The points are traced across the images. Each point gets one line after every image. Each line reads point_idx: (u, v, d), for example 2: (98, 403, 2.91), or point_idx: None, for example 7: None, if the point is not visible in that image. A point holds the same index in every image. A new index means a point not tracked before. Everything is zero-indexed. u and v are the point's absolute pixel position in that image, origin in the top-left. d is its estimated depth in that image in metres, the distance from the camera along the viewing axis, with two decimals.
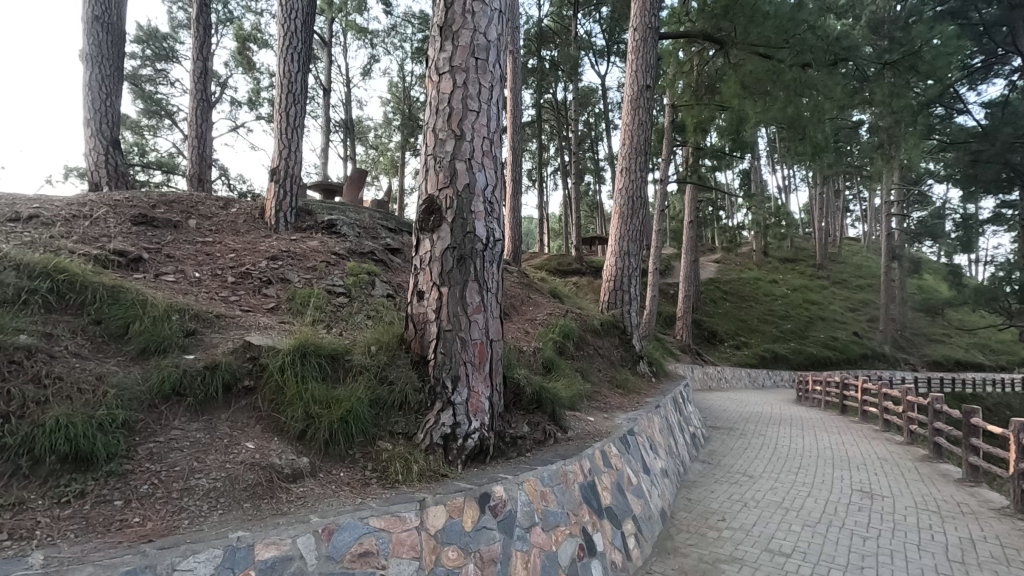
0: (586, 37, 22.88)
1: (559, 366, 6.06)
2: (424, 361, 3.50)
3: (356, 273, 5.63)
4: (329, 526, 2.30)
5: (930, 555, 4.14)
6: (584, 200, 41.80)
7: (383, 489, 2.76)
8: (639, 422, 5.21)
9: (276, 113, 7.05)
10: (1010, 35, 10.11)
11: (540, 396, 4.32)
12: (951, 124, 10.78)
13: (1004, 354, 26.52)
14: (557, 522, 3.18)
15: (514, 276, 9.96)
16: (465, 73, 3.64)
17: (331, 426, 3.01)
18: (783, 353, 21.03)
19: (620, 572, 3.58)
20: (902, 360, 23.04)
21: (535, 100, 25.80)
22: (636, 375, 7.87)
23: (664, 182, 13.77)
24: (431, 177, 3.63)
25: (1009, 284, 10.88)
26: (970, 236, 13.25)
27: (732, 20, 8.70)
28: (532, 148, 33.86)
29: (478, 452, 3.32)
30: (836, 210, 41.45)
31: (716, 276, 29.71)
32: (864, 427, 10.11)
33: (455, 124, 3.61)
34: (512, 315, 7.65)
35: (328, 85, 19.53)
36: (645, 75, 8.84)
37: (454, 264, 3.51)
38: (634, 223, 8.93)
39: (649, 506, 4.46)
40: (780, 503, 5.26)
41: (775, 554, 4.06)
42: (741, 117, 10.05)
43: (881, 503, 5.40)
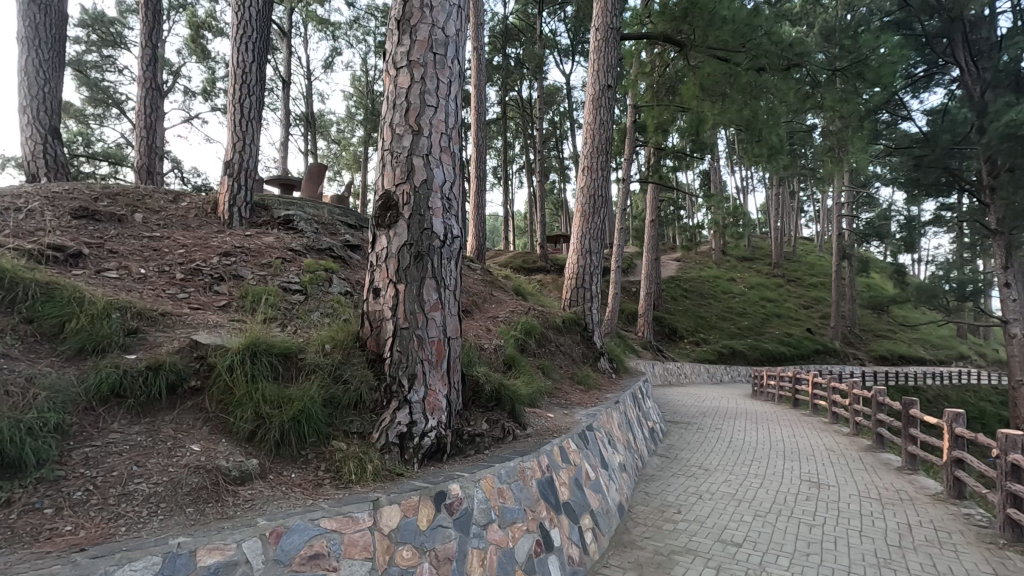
0: (551, 36, 23.05)
1: (520, 363, 6.08)
2: (380, 360, 3.46)
3: (313, 270, 5.51)
4: (277, 529, 2.24)
5: (871, 540, 4.35)
6: (549, 199, 42.07)
7: (337, 490, 2.71)
8: (599, 418, 5.27)
9: (229, 105, 6.82)
10: (949, 47, 10.54)
11: (499, 394, 4.33)
12: (896, 130, 11.40)
13: (943, 348, 28.06)
14: (513, 519, 3.19)
15: (477, 273, 9.93)
16: (423, 68, 3.60)
17: (282, 426, 2.94)
18: (740, 349, 21.69)
19: (577, 566, 3.62)
20: (851, 355, 24.09)
21: (500, 97, 25.88)
22: (597, 372, 7.94)
23: (626, 181, 13.94)
24: (388, 173, 3.59)
25: (947, 282, 11.46)
26: (913, 236, 13.92)
27: (690, 24, 8.88)
28: (497, 146, 33.90)
29: (435, 451, 3.30)
30: (791, 210, 42.91)
31: (677, 274, 30.46)
32: (814, 419, 10.52)
33: (412, 120, 3.57)
34: (474, 312, 7.63)
35: (287, 76, 19.03)
36: (606, 75, 8.93)
37: (411, 261, 3.47)
38: (595, 221, 9.01)
39: (607, 500, 4.53)
40: (733, 495, 5.42)
41: (727, 544, 4.19)
42: (700, 118, 10.24)
43: (827, 492, 5.64)
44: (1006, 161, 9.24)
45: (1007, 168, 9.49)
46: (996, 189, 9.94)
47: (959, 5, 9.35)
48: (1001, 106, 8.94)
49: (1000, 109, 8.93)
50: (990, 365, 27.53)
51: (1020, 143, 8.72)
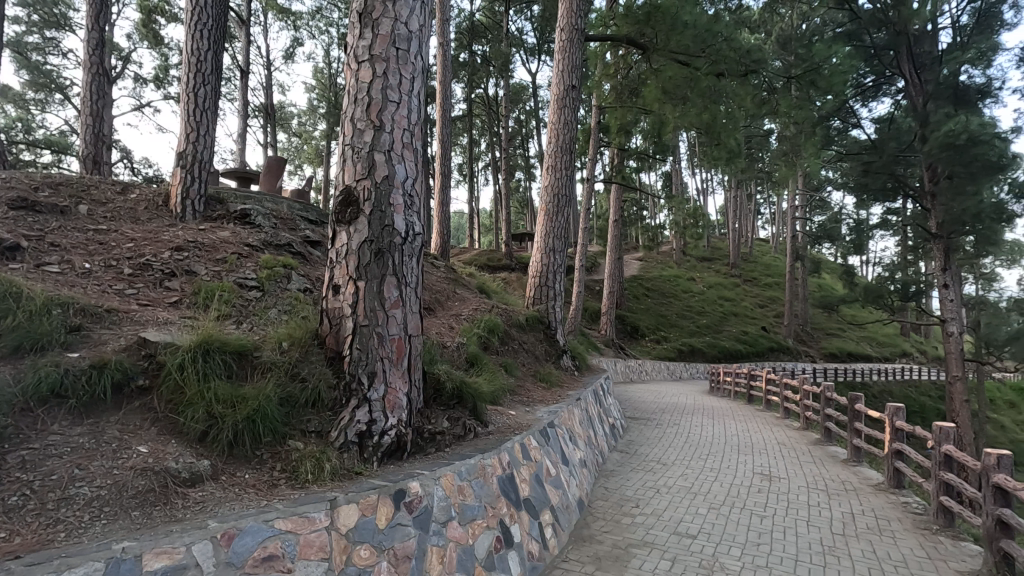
0: (518, 34, 23.11)
1: (483, 360, 6.08)
2: (339, 358, 3.41)
3: (271, 266, 5.36)
4: (229, 531, 2.18)
5: (817, 530, 4.55)
6: (515, 197, 42.16)
7: (292, 490, 2.66)
8: (560, 415, 5.33)
9: (183, 94, 6.57)
10: (896, 59, 10.99)
11: (460, 392, 4.33)
12: (847, 137, 11.76)
13: (887, 346, 29.50)
14: (473, 516, 3.20)
15: (440, 271, 9.88)
16: (384, 62, 3.55)
17: (236, 426, 2.87)
18: (699, 346, 22.27)
19: (537, 561, 3.67)
20: (803, 352, 25.07)
21: (466, 94, 25.77)
22: (560, 370, 8.02)
23: (591, 181, 14.08)
24: (348, 168, 3.53)
25: (892, 282, 12.03)
26: (861, 239, 14.58)
27: (653, 28, 9.03)
28: (463, 143, 33.79)
29: (395, 449, 3.27)
30: (749, 212, 44.21)
31: (639, 273, 31.03)
32: (766, 414, 10.91)
33: (374, 115, 3.53)
34: (436, 310, 7.57)
35: (246, 66, 18.44)
36: (571, 75, 9.01)
37: (372, 258, 3.44)
38: (559, 221, 9.05)
39: (567, 495, 4.59)
40: (690, 488, 5.58)
41: (682, 536, 4.31)
42: (662, 121, 10.44)
43: (778, 484, 5.86)
44: (945, 169, 9.76)
45: (946, 176, 10.03)
46: (937, 195, 10.49)
47: (905, 18, 9.78)
48: (941, 117, 9.46)
49: (941, 119, 9.45)
50: (929, 362, 29.10)
51: (958, 153, 9.24)
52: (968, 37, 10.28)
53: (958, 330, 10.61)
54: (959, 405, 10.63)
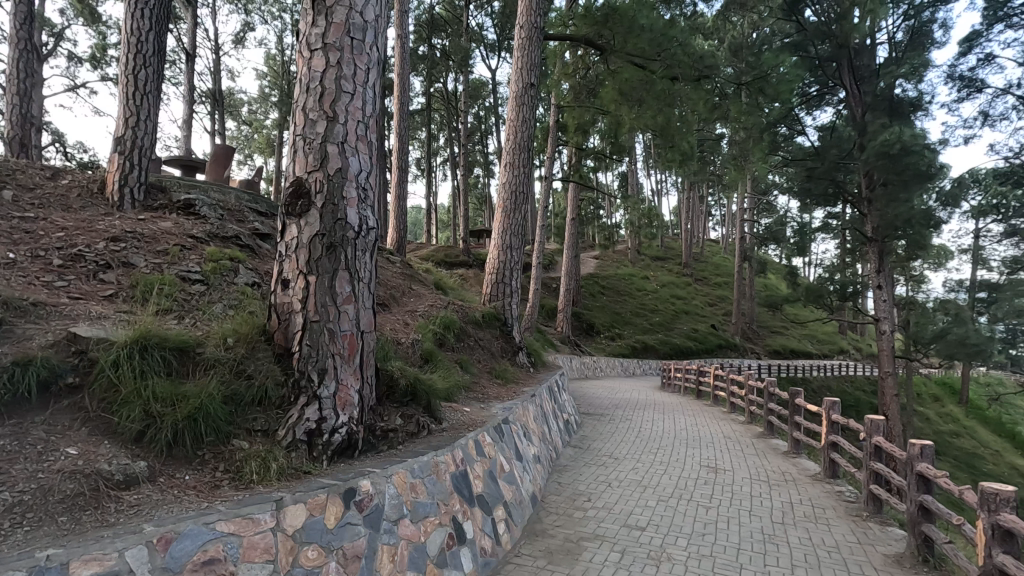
0: (478, 29, 22.98)
1: (438, 357, 6.03)
2: (288, 354, 3.32)
3: (216, 259, 5.15)
4: (166, 535, 2.09)
5: (759, 519, 4.75)
6: (473, 194, 42.02)
7: (236, 491, 2.57)
8: (514, 411, 5.36)
9: (121, 76, 6.21)
10: (838, 71, 11.53)
11: (414, 389, 4.29)
12: (792, 144, 12.22)
13: (826, 344, 31.10)
14: (426, 513, 3.18)
15: (396, 266, 9.75)
16: (339, 51, 3.46)
17: (176, 425, 2.75)
18: (652, 344, 22.83)
19: (489, 557, 3.68)
20: (749, 350, 26.10)
21: (425, 87, 25.45)
22: (515, 366, 8.06)
23: (549, 179, 14.17)
24: (299, 160, 3.43)
25: (831, 283, 12.67)
26: (804, 241, 15.29)
27: (611, 29, 9.14)
28: (421, 137, 33.38)
29: (346, 448, 3.21)
30: (700, 213, 45.62)
31: (596, 271, 31.54)
32: (714, 409, 11.31)
33: (327, 105, 3.44)
34: (391, 306, 7.46)
35: (192, 49, 17.59)
36: (529, 73, 9.02)
37: (323, 252, 3.35)
38: (517, 217, 9.07)
39: (521, 491, 4.63)
40: (640, 482, 5.73)
41: (632, 528, 4.42)
42: (618, 122, 10.61)
43: (723, 476, 6.09)
44: (880, 177, 10.33)
45: (881, 183, 10.62)
46: (873, 201, 11.09)
47: (846, 32, 10.25)
48: (878, 127, 10.01)
49: (877, 129, 9.99)
50: (864, 358, 30.87)
51: (892, 162, 9.80)
52: (903, 53, 10.90)
53: (890, 328, 11.27)
54: (890, 399, 11.30)
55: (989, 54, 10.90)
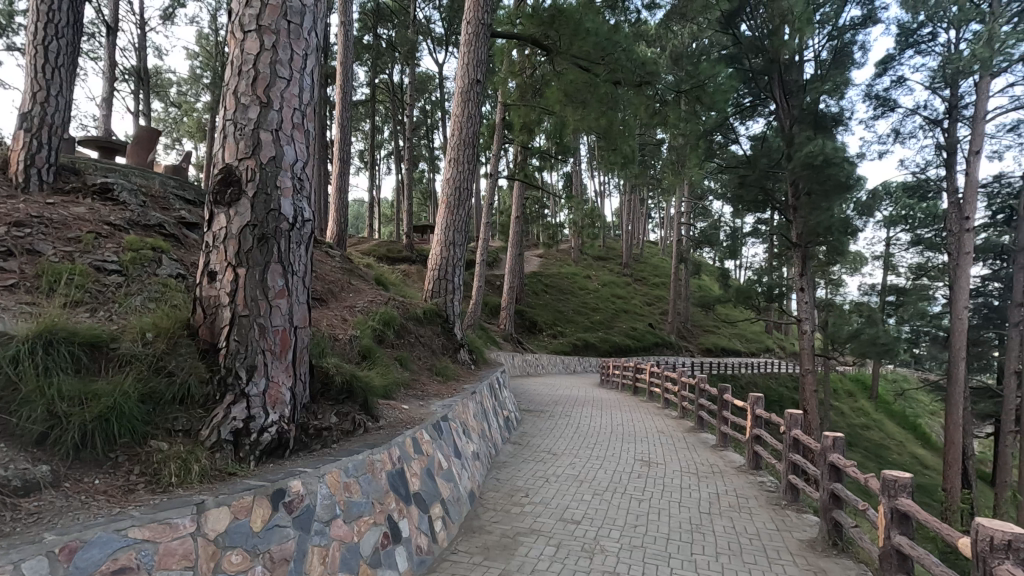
0: (425, 22, 22.65)
1: (377, 354, 5.91)
2: (214, 350, 3.17)
3: (137, 248, 4.82)
4: (70, 544, 1.93)
5: (688, 510, 4.96)
6: (418, 188, 41.46)
7: (152, 495, 2.41)
8: (454, 408, 5.33)
9: (29, 47, 5.67)
10: (769, 84, 12.16)
11: (351, 386, 4.19)
12: (726, 152, 12.79)
13: (753, 343, 32.90)
14: (360, 513, 3.12)
15: (335, 260, 9.48)
16: (274, 36, 3.32)
17: (86, 426, 2.55)
18: (592, 342, 23.34)
19: (425, 555, 3.64)
20: (683, 348, 27.14)
21: (370, 78, 24.87)
22: (456, 364, 8.01)
23: (494, 177, 14.17)
24: (229, 146, 3.27)
25: (759, 285, 13.39)
26: (735, 245, 16.08)
27: (557, 31, 9.24)
28: (364, 128, 32.60)
29: (276, 447, 3.10)
30: (641, 215, 47.09)
31: (539, 269, 31.87)
32: (648, 405, 11.71)
33: (260, 90, 3.28)
34: (329, 302, 7.22)
35: (113, 22, 16.33)
36: (476, 69, 8.98)
37: (254, 244, 3.21)
38: (460, 213, 8.99)
39: (458, 488, 4.61)
40: (577, 476, 5.85)
41: (568, 522, 4.50)
42: (563, 122, 10.77)
43: (656, 469, 6.31)
44: (805, 185, 11.00)
45: (805, 192, 11.28)
46: (798, 208, 11.76)
47: (777, 47, 10.85)
48: (803, 139, 10.65)
49: (803, 141, 10.63)
50: (787, 357, 32.85)
51: (815, 172, 10.47)
52: (827, 71, 11.63)
53: (810, 328, 12.03)
54: (809, 394, 12.06)
55: (901, 77, 11.85)
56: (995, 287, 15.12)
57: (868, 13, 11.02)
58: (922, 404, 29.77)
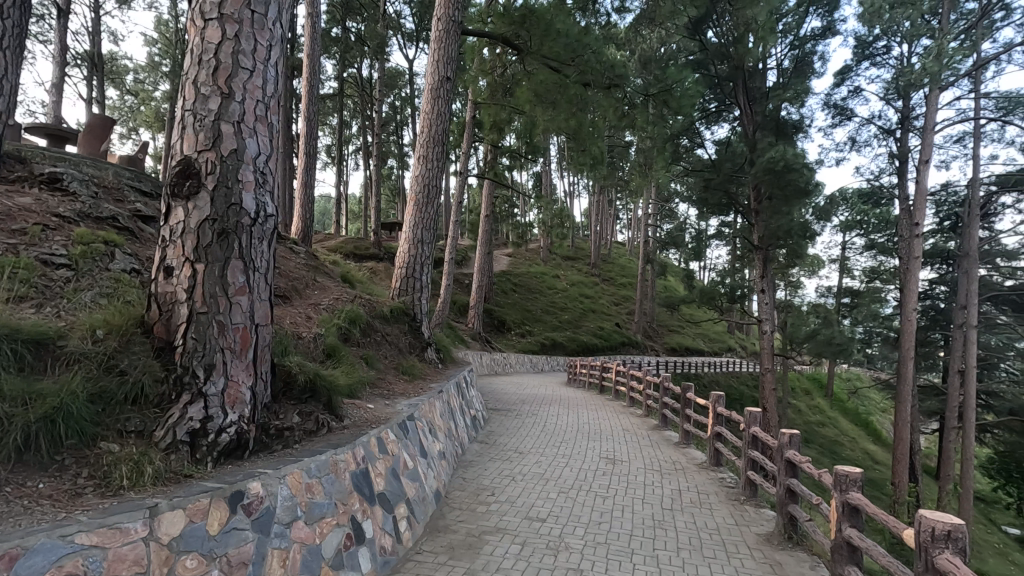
0: (395, 17, 22.39)
1: (342, 352, 5.82)
2: (170, 348, 3.06)
3: (88, 241, 4.62)
4: (12, 552, 1.83)
5: (651, 506, 5.06)
6: (386, 185, 40.98)
7: (101, 500, 2.31)
8: (420, 407, 5.29)
9: None
10: (733, 91, 12.48)
11: (314, 385, 4.12)
12: (692, 155, 13.05)
13: (716, 343, 33.74)
14: (322, 514, 3.06)
15: (300, 256, 9.28)
16: (237, 24, 3.22)
17: (30, 427, 2.42)
18: (560, 341, 23.53)
19: (389, 555, 3.61)
20: (649, 347, 27.62)
21: (338, 71, 24.45)
22: (423, 362, 7.95)
23: (464, 175, 14.12)
24: (188, 137, 3.16)
25: (722, 286, 13.73)
26: (700, 246, 16.44)
27: (528, 31, 9.24)
28: (332, 123, 32.03)
29: (235, 448, 3.01)
30: (609, 216, 47.69)
31: (508, 268, 31.91)
32: (614, 403, 11.86)
33: (222, 80, 3.19)
34: (292, 299, 7.06)
35: (64, 4, 15.57)
36: (446, 66, 8.91)
37: (214, 239, 3.12)
38: (429, 211, 8.91)
39: (424, 488, 4.58)
40: (543, 474, 5.89)
41: (533, 520, 4.53)
42: (534, 122, 10.82)
43: (621, 467, 6.41)
44: (767, 190, 11.33)
45: (767, 197, 11.63)
46: (759, 212, 12.11)
47: (741, 54, 11.13)
48: (765, 145, 10.96)
49: (765, 146, 10.95)
50: (748, 356, 33.81)
51: (776, 177, 10.80)
52: (789, 79, 11.99)
53: (770, 329, 12.40)
54: (768, 393, 12.44)
55: (857, 87, 12.33)
56: (942, 290, 15.88)
57: (827, 25, 11.41)
58: (874, 401, 31.03)
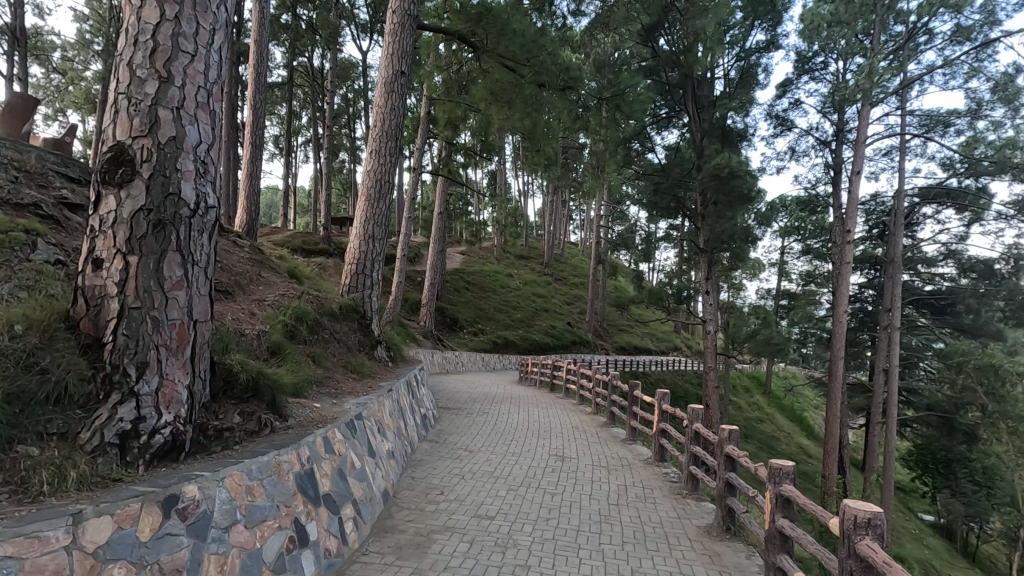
0: (349, 7, 21.85)
1: (287, 350, 5.65)
2: (98, 345, 2.88)
3: (6, 230, 4.29)
4: None
5: (597, 501, 5.17)
6: (337, 179, 39.98)
7: (18, 507, 2.14)
8: (368, 406, 5.19)
9: None
10: (683, 98, 12.87)
11: (256, 384, 3.98)
12: (643, 159, 13.38)
13: (663, 342, 34.78)
14: (263, 517, 2.97)
15: (244, 250, 8.93)
16: (178, 5, 3.07)
17: None
18: (512, 339, 23.64)
19: (334, 557, 3.53)
20: (599, 346, 28.14)
21: (287, 60, 23.63)
22: (373, 361, 7.82)
23: (417, 171, 13.95)
24: (121, 122, 2.98)
25: (669, 288, 14.15)
26: (649, 248, 16.90)
27: (484, 29, 9.16)
28: (281, 113, 30.96)
29: (170, 449, 2.87)
30: (563, 216, 48.26)
31: (461, 267, 31.81)
32: (564, 401, 12.03)
33: (160, 64, 3.02)
34: (235, 294, 6.79)
35: None
36: (400, 60, 8.75)
37: (149, 231, 2.96)
38: (381, 207, 8.73)
39: (371, 487, 4.51)
40: (492, 473, 5.91)
41: (482, 518, 4.54)
42: (489, 120, 10.83)
43: (570, 464, 6.51)
44: (713, 196, 11.77)
45: (712, 202, 12.09)
46: (705, 216, 12.55)
47: (691, 63, 11.49)
48: (712, 151, 11.38)
49: (711, 153, 11.35)
50: (692, 355, 35.02)
51: (721, 184, 11.23)
52: (734, 89, 12.49)
53: (714, 329, 12.89)
54: (711, 390, 12.92)
55: (797, 100, 12.97)
56: (869, 294, 16.95)
57: (771, 38, 11.95)
58: (807, 399, 32.76)
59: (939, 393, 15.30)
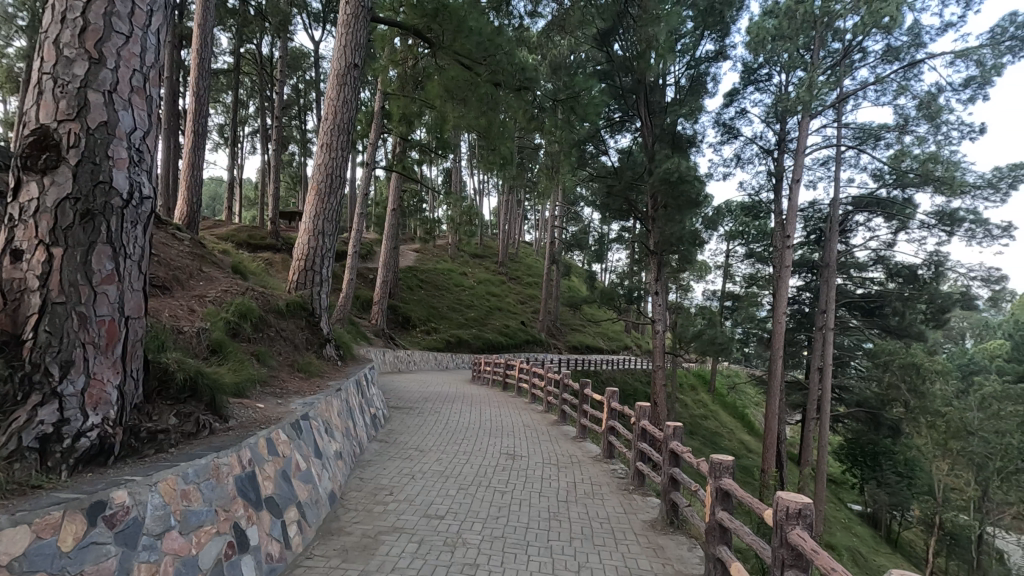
0: None
1: (229, 348, 5.43)
2: (15, 342, 2.67)
3: None
4: None
5: (547, 498, 5.23)
6: (287, 172, 38.70)
7: None
8: (316, 405, 5.06)
9: None
10: (636, 103, 13.16)
11: (194, 383, 3.81)
12: (597, 162, 13.61)
13: (614, 342, 35.48)
14: (200, 522, 2.84)
15: (184, 244, 8.52)
16: None
17: None
18: (465, 338, 23.57)
19: (276, 563, 3.42)
20: (552, 345, 28.41)
21: (234, 46, 22.68)
22: (321, 359, 7.62)
23: (370, 166, 13.68)
24: (46, 104, 2.79)
25: (621, 288, 14.45)
26: (602, 249, 17.20)
27: (440, 25, 8.96)
28: (226, 101, 29.71)
29: (97, 453, 2.72)
30: (518, 216, 48.48)
31: (415, 265, 31.44)
32: (516, 400, 12.10)
33: (91, 43, 2.84)
34: (173, 290, 6.47)
35: None
36: (353, 53, 8.48)
37: (77, 220, 2.78)
38: (331, 202, 8.50)
39: (317, 489, 4.40)
40: (442, 472, 5.88)
41: (432, 517, 4.51)
42: (444, 117, 10.75)
43: (520, 462, 6.55)
44: (663, 199, 12.10)
45: (662, 205, 12.42)
46: (655, 219, 12.89)
47: (643, 69, 11.76)
48: (662, 155, 11.69)
49: (662, 157, 11.66)
50: (642, 355, 35.90)
51: (671, 187, 11.55)
52: (685, 96, 12.88)
53: (662, 329, 13.24)
54: (659, 388, 13.28)
55: (743, 109, 13.51)
56: (807, 296, 17.84)
57: (719, 49, 12.39)
58: (749, 397, 34.19)
59: (868, 390, 16.25)
